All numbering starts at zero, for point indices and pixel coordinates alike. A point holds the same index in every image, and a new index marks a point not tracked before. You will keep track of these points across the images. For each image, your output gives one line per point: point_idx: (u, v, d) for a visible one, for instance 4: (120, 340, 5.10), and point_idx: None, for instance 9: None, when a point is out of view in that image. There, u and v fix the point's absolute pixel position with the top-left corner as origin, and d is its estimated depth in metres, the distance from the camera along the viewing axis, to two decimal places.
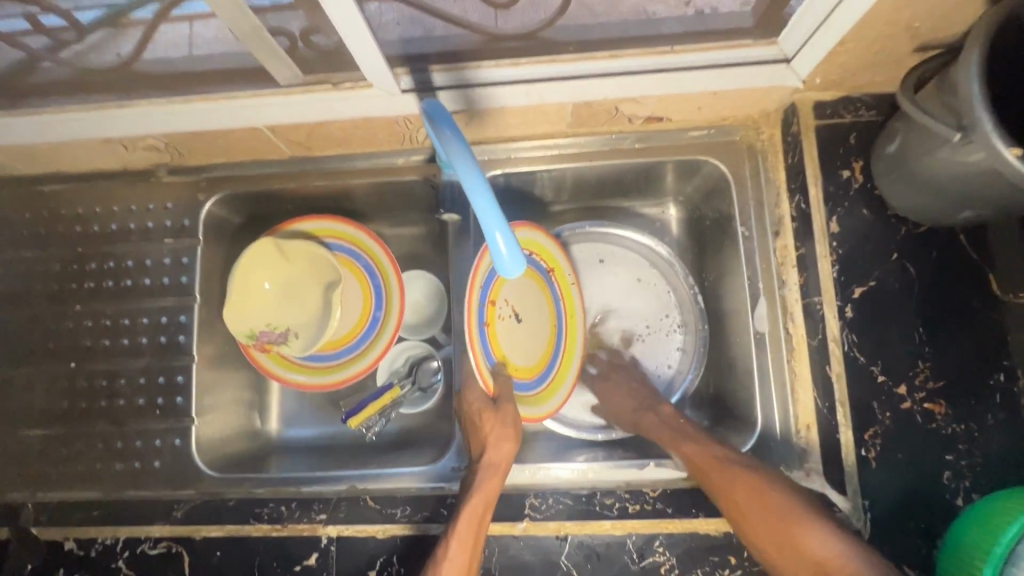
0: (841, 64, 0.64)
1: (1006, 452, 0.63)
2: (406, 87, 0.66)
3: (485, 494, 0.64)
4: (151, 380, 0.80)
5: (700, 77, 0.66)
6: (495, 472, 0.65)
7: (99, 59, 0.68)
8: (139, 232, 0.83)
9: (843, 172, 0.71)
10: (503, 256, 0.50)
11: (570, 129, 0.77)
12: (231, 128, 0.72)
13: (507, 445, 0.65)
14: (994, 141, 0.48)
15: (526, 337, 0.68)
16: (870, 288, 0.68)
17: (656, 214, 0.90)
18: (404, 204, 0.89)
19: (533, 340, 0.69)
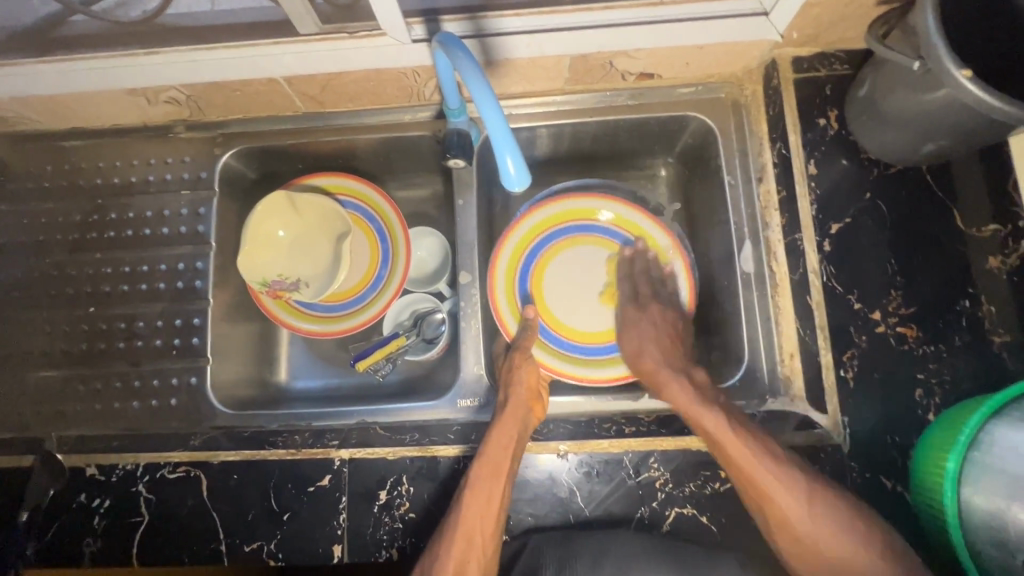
0: (814, 18, 0.70)
1: (972, 370, 0.68)
2: (418, 36, 0.72)
3: (504, 442, 0.67)
4: (168, 323, 0.83)
5: (688, 29, 0.72)
6: (512, 420, 0.68)
7: (126, 14, 0.75)
8: (158, 185, 0.87)
9: (820, 120, 0.77)
10: (511, 173, 0.55)
11: (567, 86, 0.83)
12: (250, 81, 0.77)
13: (519, 388, 0.72)
14: (947, 64, 0.54)
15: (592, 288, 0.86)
16: (846, 224, 0.74)
17: (649, 175, 0.95)
18: (410, 164, 0.94)
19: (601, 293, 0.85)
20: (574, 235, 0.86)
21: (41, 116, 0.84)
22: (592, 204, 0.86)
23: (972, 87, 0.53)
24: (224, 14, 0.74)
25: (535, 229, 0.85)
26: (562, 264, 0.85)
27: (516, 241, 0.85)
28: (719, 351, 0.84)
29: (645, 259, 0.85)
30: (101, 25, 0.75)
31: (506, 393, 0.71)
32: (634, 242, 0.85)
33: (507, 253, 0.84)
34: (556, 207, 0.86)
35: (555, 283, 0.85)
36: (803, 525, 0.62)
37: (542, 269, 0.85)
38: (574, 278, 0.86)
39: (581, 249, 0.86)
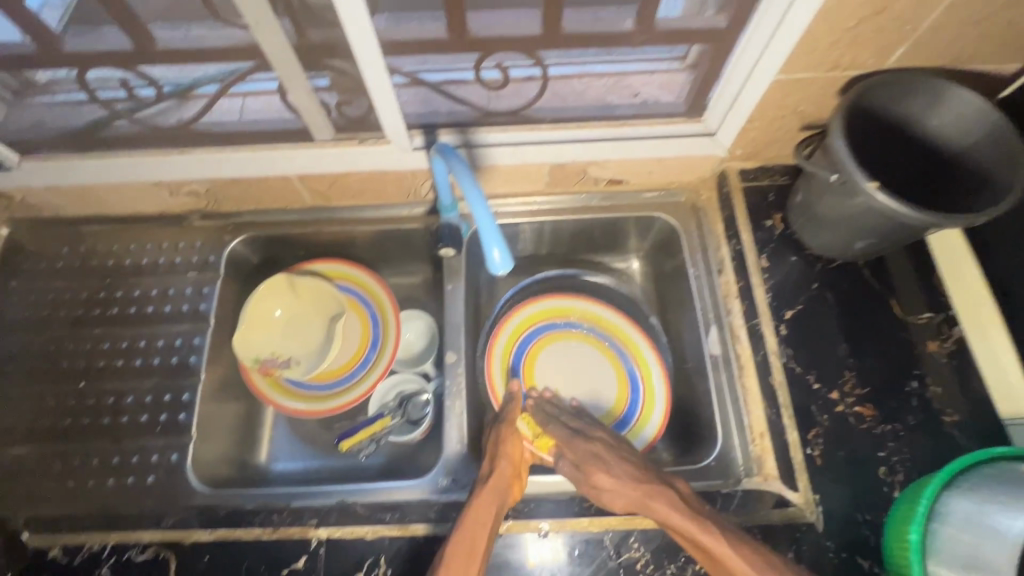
0: (753, 138, 0.83)
1: (928, 448, 0.73)
2: (418, 145, 0.84)
3: (483, 517, 0.65)
4: (157, 399, 0.85)
5: (648, 145, 0.85)
6: (491, 495, 0.68)
7: (164, 121, 0.84)
8: (166, 266, 0.93)
9: (767, 222, 0.88)
10: (496, 259, 0.64)
11: (547, 189, 0.95)
12: (266, 178, 0.87)
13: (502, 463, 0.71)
14: (857, 177, 0.66)
15: (583, 380, 0.91)
16: (798, 311, 0.82)
17: (623, 268, 1.04)
18: (403, 253, 1.02)
19: (593, 387, 0.90)
20: (571, 328, 0.94)
21: (67, 203, 0.92)
22: (591, 312, 0.95)
23: (882, 197, 0.64)
24: (251, 122, 0.85)
25: (539, 313, 0.95)
26: (556, 348, 0.93)
27: (524, 316, 0.95)
28: (695, 432, 0.87)
29: (636, 374, 0.91)
30: (139, 128, 0.84)
31: (491, 465, 0.71)
32: (626, 353, 0.92)
33: (512, 326, 0.94)
34: (562, 303, 0.96)
35: (549, 365, 0.92)
36: (703, 546, 0.60)
37: (538, 347, 0.93)
38: (567, 367, 0.92)
39: (574, 342, 0.94)
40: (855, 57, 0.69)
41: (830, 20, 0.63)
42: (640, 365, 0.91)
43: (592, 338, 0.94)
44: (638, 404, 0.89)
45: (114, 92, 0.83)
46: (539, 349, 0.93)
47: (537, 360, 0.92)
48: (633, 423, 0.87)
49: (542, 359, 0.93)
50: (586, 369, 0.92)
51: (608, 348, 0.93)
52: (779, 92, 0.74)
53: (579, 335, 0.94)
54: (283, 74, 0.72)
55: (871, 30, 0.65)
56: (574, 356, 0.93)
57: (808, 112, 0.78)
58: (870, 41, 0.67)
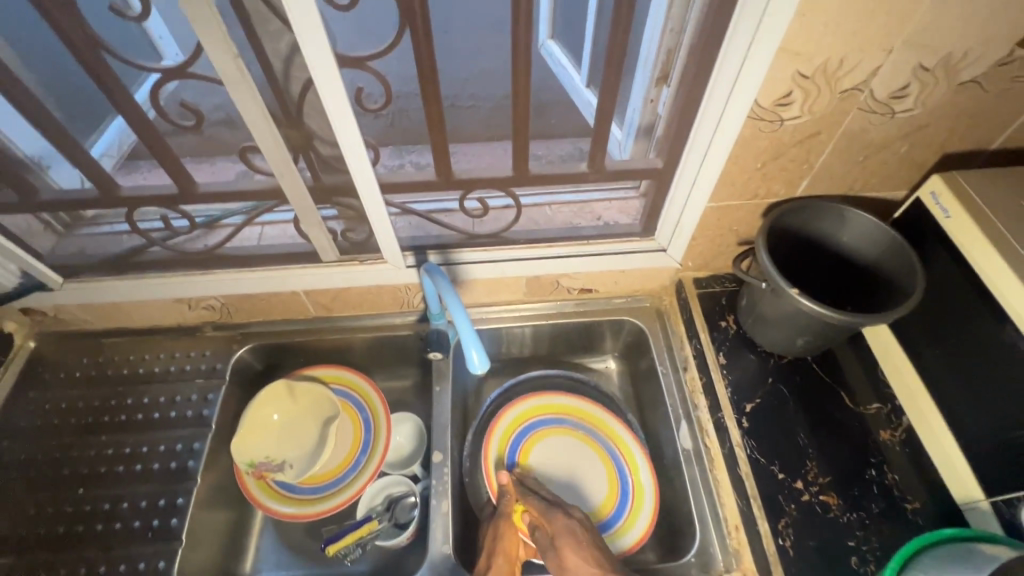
0: (700, 251, 0.97)
1: (893, 536, 0.76)
2: (410, 263, 0.97)
3: None
4: (151, 504, 0.87)
5: (611, 259, 0.98)
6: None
7: (193, 246, 0.97)
8: (176, 374, 1.01)
9: (722, 322, 0.99)
10: (474, 359, 0.74)
11: (527, 297, 1.06)
12: (277, 292, 1.00)
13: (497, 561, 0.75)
14: (782, 285, 0.78)
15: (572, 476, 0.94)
16: (757, 404, 0.89)
17: (601, 367, 1.13)
18: (396, 358, 1.11)
19: (583, 485, 0.93)
20: (566, 425, 0.99)
21: (95, 317, 1.02)
22: (585, 411, 1.00)
23: (805, 301, 0.76)
24: (267, 246, 0.98)
25: (538, 409, 1.00)
26: (550, 443, 0.97)
27: (521, 410, 1.00)
28: (675, 528, 0.89)
29: (625, 473, 0.94)
30: (170, 253, 0.96)
31: (488, 560, 0.76)
32: (616, 453, 0.96)
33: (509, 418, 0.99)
34: (558, 401, 1.02)
35: (542, 460, 0.96)
36: None
37: (533, 442, 0.97)
38: (560, 463, 0.96)
39: (569, 439, 0.98)
40: (770, 188, 0.84)
41: (741, 163, 0.79)
42: (627, 462, 0.95)
43: (585, 437, 0.98)
44: (625, 505, 0.91)
45: (153, 224, 0.97)
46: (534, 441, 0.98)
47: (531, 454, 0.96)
48: (617, 525, 0.89)
49: (536, 453, 0.97)
50: (576, 464, 0.95)
51: (600, 448, 0.97)
52: (713, 215, 0.89)
53: (573, 432, 0.98)
54: (301, 212, 0.86)
55: (776, 168, 0.81)
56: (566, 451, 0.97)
57: (740, 230, 0.92)
58: (777, 177, 0.82)
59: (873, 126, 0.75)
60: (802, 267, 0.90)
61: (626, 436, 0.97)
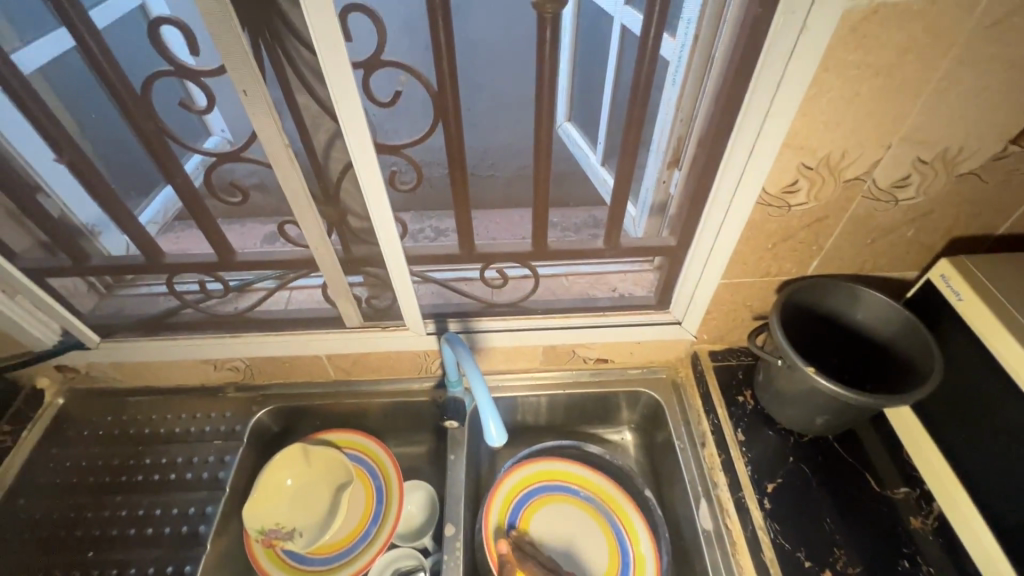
0: (715, 325, 0.99)
1: None
2: (431, 330, 1.00)
3: None
4: (159, 571, 0.86)
5: (626, 331, 1.00)
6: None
7: (223, 309, 1.02)
8: (196, 434, 1.03)
9: (739, 397, 0.98)
10: (493, 432, 0.75)
11: (543, 366, 1.07)
12: (300, 356, 1.03)
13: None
14: (797, 363, 0.79)
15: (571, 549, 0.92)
16: (779, 484, 0.87)
17: (617, 438, 1.12)
18: (412, 423, 1.11)
19: (581, 558, 0.91)
20: (568, 493, 0.98)
21: (124, 376, 1.06)
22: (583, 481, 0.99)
23: (823, 380, 0.76)
24: (295, 310, 1.02)
25: (535, 476, 0.99)
26: (549, 512, 0.96)
27: (524, 475, 0.99)
28: None
29: (625, 545, 0.91)
30: (202, 315, 1.02)
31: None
32: (615, 523, 0.94)
33: (505, 488, 0.97)
34: (561, 469, 1.00)
35: (541, 529, 0.94)
36: None
37: (534, 509, 0.96)
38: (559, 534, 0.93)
39: (567, 507, 0.96)
40: (781, 267, 0.87)
41: (752, 243, 0.83)
42: (630, 538, 0.92)
43: (582, 506, 0.96)
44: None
45: (190, 286, 1.03)
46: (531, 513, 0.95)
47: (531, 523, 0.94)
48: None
49: (536, 522, 0.94)
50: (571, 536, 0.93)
51: (599, 520, 0.95)
52: (727, 291, 0.91)
53: (573, 501, 0.97)
54: (334, 289, 0.93)
55: (786, 249, 0.84)
56: (562, 522, 0.95)
57: (754, 306, 0.94)
58: (788, 257, 0.85)
59: (879, 212, 0.78)
60: (816, 343, 0.91)
61: (632, 511, 0.94)
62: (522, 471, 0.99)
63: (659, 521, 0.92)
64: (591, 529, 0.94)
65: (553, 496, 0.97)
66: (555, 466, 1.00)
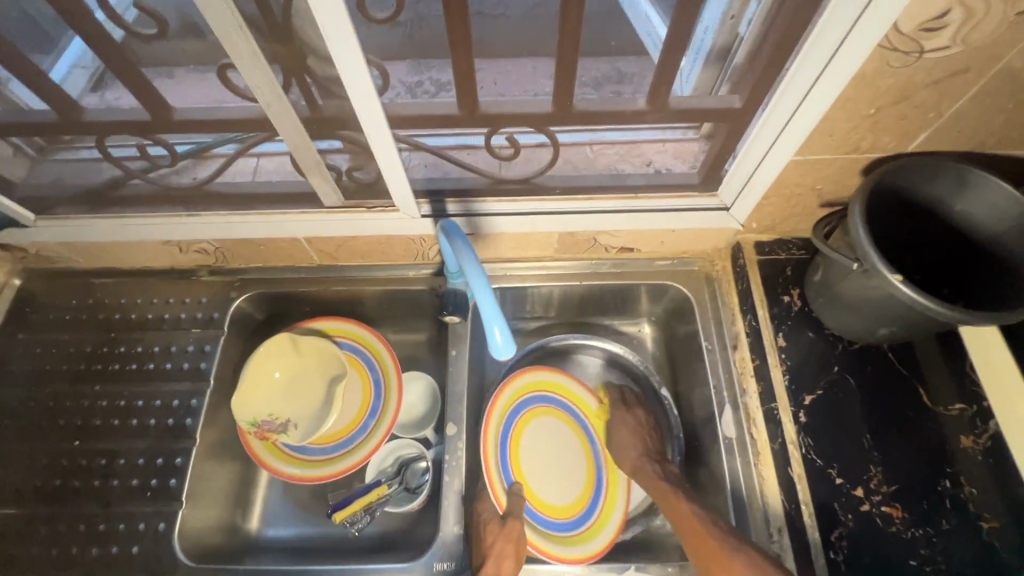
0: (769, 213, 0.81)
1: (965, 558, 0.67)
2: (425, 213, 0.84)
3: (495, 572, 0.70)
4: (149, 462, 0.83)
5: (659, 217, 0.84)
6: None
7: (179, 180, 0.85)
8: (171, 321, 0.93)
9: (784, 297, 0.85)
10: (498, 343, 0.63)
11: (557, 254, 0.93)
12: (275, 238, 0.88)
13: (506, 561, 0.72)
14: (881, 268, 0.63)
15: (553, 472, 0.86)
16: (818, 396, 0.77)
17: (634, 332, 1.01)
18: (409, 312, 1.01)
19: (561, 475, 0.86)
20: (552, 408, 0.90)
21: (80, 256, 0.93)
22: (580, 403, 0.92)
23: (905, 289, 0.61)
24: (262, 184, 0.85)
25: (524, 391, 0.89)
26: (537, 432, 0.88)
27: (519, 390, 0.89)
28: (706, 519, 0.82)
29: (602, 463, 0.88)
30: (153, 188, 0.85)
31: (495, 564, 0.71)
32: (599, 450, 0.89)
33: (497, 411, 0.86)
34: (558, 385, 0.92)
35: (528, 449, 0.87)
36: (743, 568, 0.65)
37: (524, 427, 0.88)
38: (545, 457, 0.87)
39: (549, 425, 0.89)
40: (876, 141, 0.67)
41: (849, 108, 0.62)
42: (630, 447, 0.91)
43: (565, 423, 0.90)
44: (598, 503, 0.85)
45: (127, 151, 0.83)
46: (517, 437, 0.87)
47: (519, 444, 0.87)
48: (583, 530, 0.82)
49: (524, 443, 0.87)
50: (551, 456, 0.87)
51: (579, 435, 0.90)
52: (796, 171, 0.72)
53: (563, 422, 0.90)
54: (302, 162, 0.74)
55: (892, 116, 0.63)
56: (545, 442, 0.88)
57: (825, 190, 0.76)
58: (890, 127, 0.64)
59: None
60: (897, 239, 0.75)
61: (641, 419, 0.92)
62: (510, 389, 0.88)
63: (676, 422, 0.89)
64: (570, 449, 0.88)
65: (539, 414, 0.89)
66: (544, 380, 0.91)
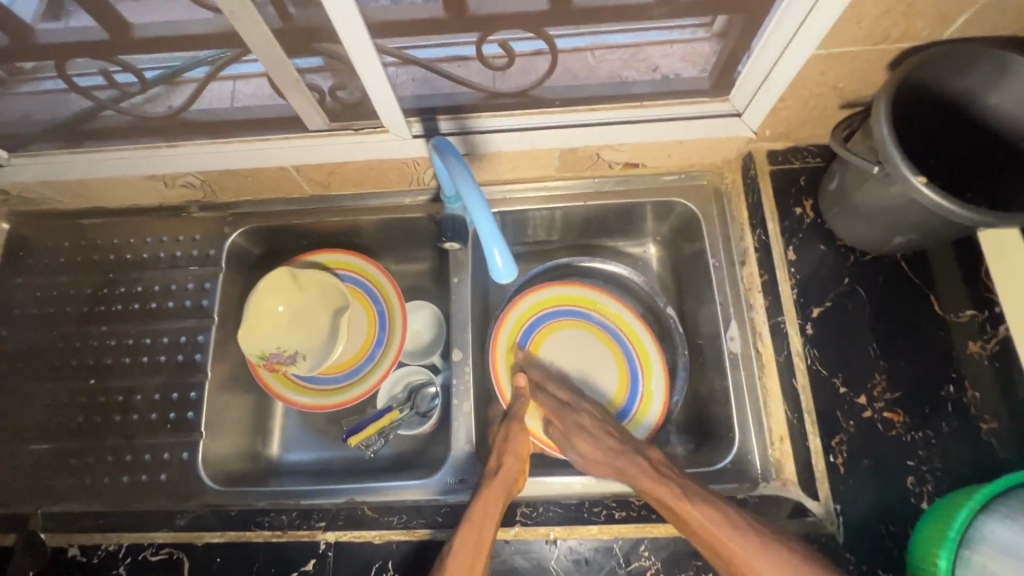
0: (784, 118, 0.76)
1: (963, 457, 0.68)
2: (417, 133, 0.78)
3: (505, 476, 0.70)
4: (165, 396, 0.85)
5: (666, 128, 0.78)
6: (500, 486, 0.69)
7: (153, 109, 0.79)
8: (168, 260, 0.92)
9: (796, 209, 0.81)
10: (499, 266, 0.61)
11: (559, 173, 0.89)
12: (262, 167, 0.84)
13: (510, 457, 0.72)
14: (904, 171, 0.59)
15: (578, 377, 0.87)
16: (827, 309, 0.76)
17: (639, 253, 0.99)
18: (409, 241, 0.98)
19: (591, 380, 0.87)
20: (580, 317, 0.90)
21: (65, 196, 0.90)
22: (608, 305, 0.90)
23: (927, 192, 0.58)
24: (242, 109, 0.80)
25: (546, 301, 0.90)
26: (561, 338, 0.89)
27: (538, 300, 0.90)
28: (711, 431, 0.84)
29: (636, 366, 0.87)
30: (127, 118, 0.80)
31: (498, 458, 0.72)
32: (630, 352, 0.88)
33: (511, 320, 0.89)
34: (587, 294, 0.91)
35: (553, 357, 0.88)
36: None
37: (551, 333, 0.89)
38: (574, 362, 0.88)
39: (580, 332, 0.89)
40: (909, 27, 0.60)
41: None
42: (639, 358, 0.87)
43: (596, 330, 0.89)
44: (633, 404, 0.85)
45: (92, 79, 0.77)
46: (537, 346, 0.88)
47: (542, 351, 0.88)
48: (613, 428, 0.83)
49: (549, 350, 0.88)
50: (580, 362, 0.88)
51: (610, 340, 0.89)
52: (817, 68, 0.66)
53: (594, 328, 0.89)
54: (278, 81, 0.69)
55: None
56: (574, 348, 0.89)
57: (847, 89, 0.70)
58: (926, 9, 0.58)
59: None
60: (926, 140, 0.69)
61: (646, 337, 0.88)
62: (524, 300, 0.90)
63: (682, 341, 0.88)
64: (602, 353, 0.88)
65: (565, 322, 0.90)
66: (568, 291, 0.91)
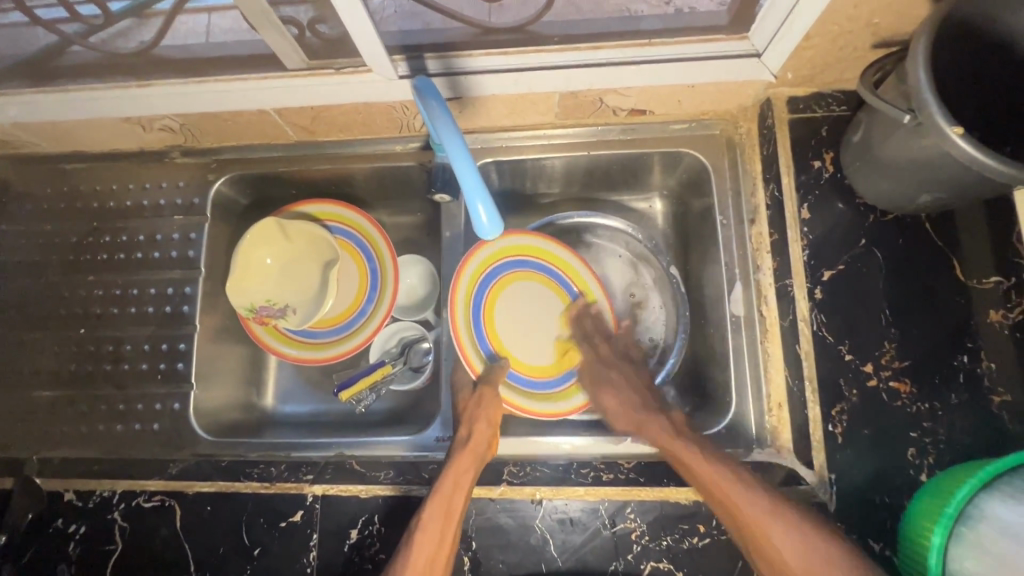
0: (809, 60, 0.68)
1: (970, 430, 0.65)
2: (403, 73, 0.71)
3: (472, 456, 0.68)
4: (155, 347, 0.84)
5: (677, 69, 0.71)
6: (470, 458, 0.68)
7: (123, 45, 0.75)
8: (152, 208, 0.89)
9: (815, 162, 0.75)
10: (483, 220, 0.56)
11: (559, 120, 0.82)
12: (242, 111, 0.79)
13: (480, 425, 0.71)
14: (938, 121, 0.52)
15: (533, 319, 0.82)
16: (839, 272, 0.71)
17: (643, 208, 0.93)
18: (401, 192, 0.94)
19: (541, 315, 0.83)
20: (509, 266, 0.82)
21: (43, 139, 0.86)
22: (480, 256, 0.80)
23: (964, 145, 0.51)
24: (219, 46, 0.74)
25: (478, 270, 0.80)
26: (501, 295, 0.81)
27: (469, 273, 0.79)
28: (709, 396, 0.81)
29: (566, 282, 0.84)
30: (96, 55, 0.75)
31: (469, 427, 0.71)
32: (523, 261, 0.83)
33: (458, 307, 0.78)
34: (499, 243, 0.81)
35: (506, 319, 0.81)
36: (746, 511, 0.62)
37: (492, 298, 0.81)
38: (516, 316, 0.82)
39: (511, 283, 0.82)
40: None
41: None
42: (565, 270, 0.84)
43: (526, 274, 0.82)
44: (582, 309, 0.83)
45: (55, 12, 0.75)
46: (492, 313, 0.81)
47: (494, 314, 0.81)
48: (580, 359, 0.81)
49: (497, 309, 0.81)
50: (528, 312, 0.82)
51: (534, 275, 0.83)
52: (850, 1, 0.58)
53: (518, 270, 0.82)
54: (248, 14, 0.63)
55: None
56: (517, 302, 0.82)
57: (884, 24, 0.61)
58: None
59: None
60: (970, 86, 0.61)
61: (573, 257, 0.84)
62: (455, 284, 0.78)
63: (682, 299, 0.85)
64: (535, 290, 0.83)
65: (499, 283, 0.81)
66: (485, 254, 0.80)
